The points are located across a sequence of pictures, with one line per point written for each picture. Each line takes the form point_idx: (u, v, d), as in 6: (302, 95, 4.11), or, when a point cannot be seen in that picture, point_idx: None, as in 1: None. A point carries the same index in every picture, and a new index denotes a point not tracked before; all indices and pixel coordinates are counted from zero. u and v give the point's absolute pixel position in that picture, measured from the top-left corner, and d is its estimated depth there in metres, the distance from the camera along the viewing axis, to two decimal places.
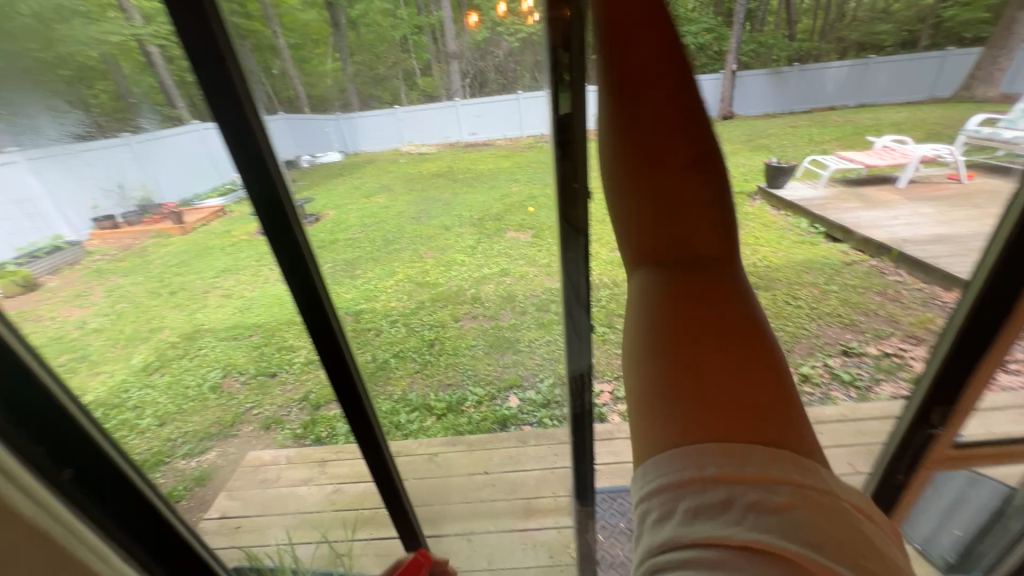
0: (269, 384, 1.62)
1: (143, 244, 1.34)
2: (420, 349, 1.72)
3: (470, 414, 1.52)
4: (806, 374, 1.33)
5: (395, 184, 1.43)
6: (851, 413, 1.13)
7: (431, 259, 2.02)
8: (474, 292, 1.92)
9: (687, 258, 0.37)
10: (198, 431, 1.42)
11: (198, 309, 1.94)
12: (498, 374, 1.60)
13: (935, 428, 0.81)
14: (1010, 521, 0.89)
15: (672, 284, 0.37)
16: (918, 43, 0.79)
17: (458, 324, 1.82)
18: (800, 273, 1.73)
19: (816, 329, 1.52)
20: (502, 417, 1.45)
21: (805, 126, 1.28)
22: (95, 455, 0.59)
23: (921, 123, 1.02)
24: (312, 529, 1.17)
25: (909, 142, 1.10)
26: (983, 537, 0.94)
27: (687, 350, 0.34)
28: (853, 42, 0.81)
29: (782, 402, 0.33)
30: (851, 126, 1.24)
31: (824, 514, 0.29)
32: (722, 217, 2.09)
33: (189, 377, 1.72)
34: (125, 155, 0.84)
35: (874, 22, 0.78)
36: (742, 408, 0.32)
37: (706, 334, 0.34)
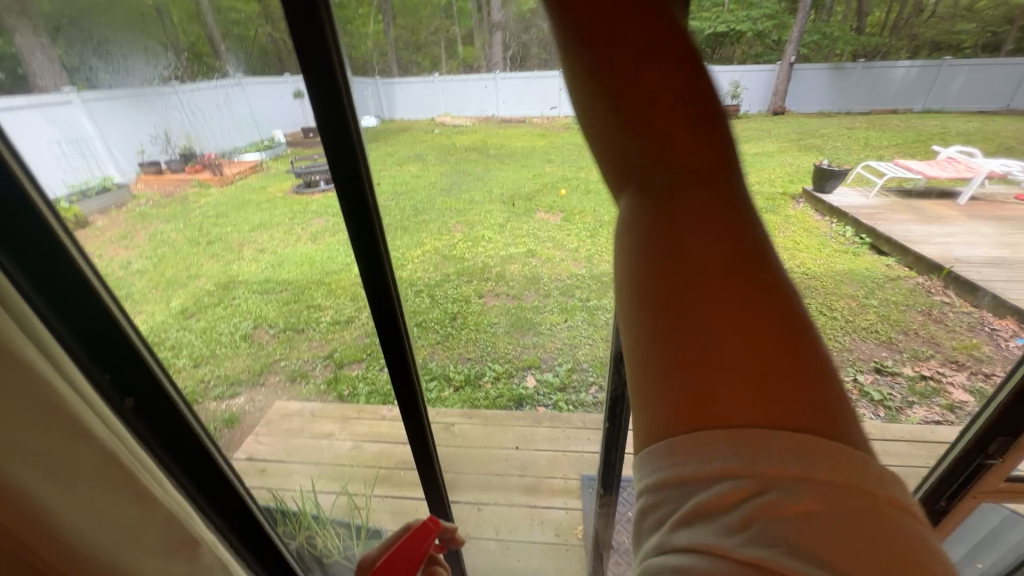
0: (297, 339, 1.70)
1: (184, 192, 1.39)
2: (441, 321, 1.73)
3: (487, 390, 1.55)
4: None
5: (429, 155, 1.43)
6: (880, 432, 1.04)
7: (460, 233, 2.03)
8: (500, 270, 1.93)
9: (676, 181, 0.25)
10: (228, 376, 1.48)
11: (233, 262, 2.01)
12: (517, 354, 1.63)
13: (991, 459, 0.72)
14: None
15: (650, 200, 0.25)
16: (1001, 47, 0.71)
17: (480, 300, 1.83)
18: (838, 284, 1.68)
19: (850, 342, 1.45)
20: (518, 396, 1.52)
21: (864, 127, 1.20)
22: (153, 389, 0.61)
23: (992, 136, 0.94)
24: (332, 481, 1.22)
25: (978, 155, 1.02)
26: (1010, 572, 0.95)
27: (692, 299, 0.23)
28: (927, 41, 0.75)
29: (822, 370, 0.22)
30: (913, 133, 1.16)
31: (885, 522, 0.20)
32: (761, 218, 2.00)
33: (222, 325, 1.79)
34: (169, 104, 0.86)
35: (953, 20, 0.71)
36: (778, 369, 0.22)
37: (714, 274, 0.23)
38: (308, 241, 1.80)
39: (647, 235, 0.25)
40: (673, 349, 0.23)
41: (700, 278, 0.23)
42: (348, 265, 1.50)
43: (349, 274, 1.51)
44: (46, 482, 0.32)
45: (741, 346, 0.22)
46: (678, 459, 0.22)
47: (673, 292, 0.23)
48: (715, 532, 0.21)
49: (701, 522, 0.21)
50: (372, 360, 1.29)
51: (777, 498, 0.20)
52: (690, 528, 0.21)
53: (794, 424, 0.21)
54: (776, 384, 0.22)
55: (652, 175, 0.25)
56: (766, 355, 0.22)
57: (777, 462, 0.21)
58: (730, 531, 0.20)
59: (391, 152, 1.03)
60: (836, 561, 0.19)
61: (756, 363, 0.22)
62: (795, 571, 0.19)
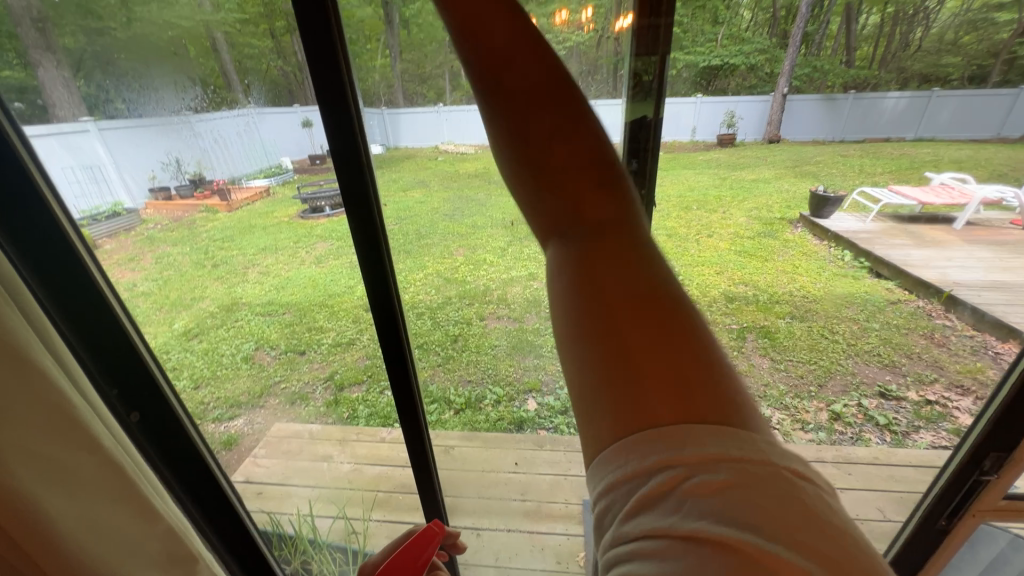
0: (298, 361, 1.68)
1: (192, 216, 1.41)
2: (443, 344, 1.70)
3: (488, 412, 1.53)
4: (837, 411, 1.28)
5: (432, 181, 1.46)
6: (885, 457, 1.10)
7: (463, 257, 1.99)
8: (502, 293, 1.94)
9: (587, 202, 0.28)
10: (228, 398, 1.46)
11: (236, 283, 2.02)
12: (518, 377, 1.57)
13: (987, 474, 0.72)
14: None
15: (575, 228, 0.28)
16: (988, 80, 0.76)
17: (482, 322, 1.88)
18: (839, 306, 1.72)
19: (853, 366, 1.44)
20: (519, 418, 1.46)
21: (858, 155, 1.22)
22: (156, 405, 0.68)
23: (985, 163, 0.95)
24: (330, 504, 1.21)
25: (971, 181, 1.01)
26: None
27: (607, 303, 0.25)
28: (915, 73, 0.79)
29: (731, 371, 0.24)
30: (907, 162, 1.18)
31: (796, 494, 0.21)
32: (760, 242, 2.01)
33: (224, 346, 1.77)
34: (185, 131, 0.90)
35: (938, 55, 0.75)
36: (684, 365, 0.24)
37: (628, 298, 0.25)
38: (313, 263, 1.89)
39: (571, 272, 0.27)
40: (598, 351, 0.24)
41: (618, 301, 0.25)
42: (351, 287, 1.50)
43: (351, 296, 1.52)
44: (44, 483, 0.36)
45: (652, 355, 0.24)
46: (619, 459, 0.22)
47: (598, 316, 0.25)
48: (659, 513, 0.21)
49: (649, 511, 0.21)
50: (374, 382, 1.28)
51: (718, 480, 0.21)
52: (635, 517, 0.21)
53: (710, 409, 0.23)
54: (685, 387, 0.23)
55: (570, 220, 0.28)
56: (669, 361, 0.24)
57: (698, 452, 0.21)
58: (672, 510, 0.21)
59: (395, 179, 1.06)
60: (771, 526, 0.20)
61: (660, 364, 0.24)
62: (738, 544, 0.19)
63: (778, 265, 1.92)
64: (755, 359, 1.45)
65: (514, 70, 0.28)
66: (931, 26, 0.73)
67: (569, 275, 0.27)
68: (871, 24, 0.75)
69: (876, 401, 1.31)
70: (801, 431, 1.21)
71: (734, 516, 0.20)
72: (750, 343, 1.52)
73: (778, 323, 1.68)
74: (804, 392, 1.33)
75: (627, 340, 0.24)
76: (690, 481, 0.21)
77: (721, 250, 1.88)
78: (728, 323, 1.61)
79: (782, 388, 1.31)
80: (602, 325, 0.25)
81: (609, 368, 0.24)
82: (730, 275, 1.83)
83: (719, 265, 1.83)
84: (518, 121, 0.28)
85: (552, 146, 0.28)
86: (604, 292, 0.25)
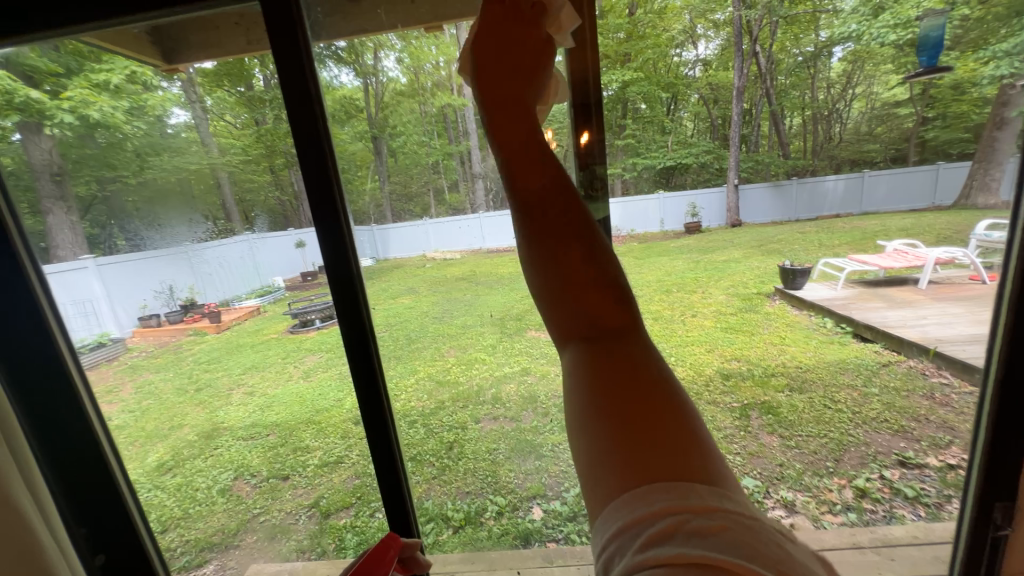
0: (280, 488, 1.48)
1: (180, 338, 1.38)
2: (438, 452, 1.57)
3: (489, 528, 1.31)
4: (860, 487, 1.18)
5: (421, 286, 1.51)
6: (923, 534, 0.93)
7: (453, 357, 2.09)
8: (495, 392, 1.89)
9: (598, 293, 0.28)
10: (197, 541, 1.27)
11: (220, 408, 1.92)
12: (519, 483, 1.45)
13: (1003, 528, 0.62)
14: None
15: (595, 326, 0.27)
16: (907, 158, 0.78)
17: (477, 425, 1.73)
18: (834, 374, 1.66)
19: (865, 435, 1.38)
20: (525, 531, 1.25)
21: (814, 230, 1.32)
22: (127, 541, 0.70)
23: (932, 228, 0.92)
24: None
25: (921, 245, 1.05)
26: None
27: (620, 377, 0.25)
28: (845, 159, 0.94)
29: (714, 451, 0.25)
30: (860, 232, 1.27)
31: (777, 543, 0.21)
32: (745, 317, 2.05)
33: (199, 479, 1.57)
34: (180, 261, 0.97)
35: (862, 142, 0.86)
36: (687, 441, 0.24)
37: (634, 382, 0.25)
38: (303, 376, 1.88)
39: (592, 359, 0.26)
40: (612, 414, 0.24)
41: (632, 392, 0.25)
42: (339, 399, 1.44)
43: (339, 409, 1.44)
44: None
45: (658, 431, 0.23)
46: (632, 501, 0.21)
47: (610, 400, 0.24)
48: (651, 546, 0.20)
49: (657, 549, 0.20)
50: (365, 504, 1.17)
51: (718, 523, 0.20)
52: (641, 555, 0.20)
53: (709, 469, 0.23)
54: (683, 453, 0.23)
55: (580, 321, 0.27)
56: (673, 432, 0.24)
57: (701, 498, 0.21)
58: (678, 543, 0.19)
59: (384, 288, 1.09)
60: (767, 571, 0.19)
61: (661, 437, 0.23)
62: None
63: (765, 338, 1.94)
64: (764, 438, 1.43)
65: (534, 181, 0.28)
66: (844, 123, 0.89)
67: (582, 370, 0.26)
68: (796, 124, 0.97)
69: (898, 471, 1.17)
70: (830, 515, 1.12)
71: (736, 552, 0.19)
72: (755, 422, 1.49)
73: (779, 397, 1.64)
74: (823, 470, 1.27)
75: (645, 413, 0.24)
76: (694, 527, 0.20)
77: (707, 328, 1.91)
78: (729, 402, 1.59)
79: (797, 467, 1.28)
80: (617, 413, 0.24)
81: (622, 427, 0.23)
82: (721, 353, 1.83)
83: (708, 343, 1.85)
84: (551, 230, 0.27)
85: (575, 256, 0.27)
86: (615, 378, 0.25)
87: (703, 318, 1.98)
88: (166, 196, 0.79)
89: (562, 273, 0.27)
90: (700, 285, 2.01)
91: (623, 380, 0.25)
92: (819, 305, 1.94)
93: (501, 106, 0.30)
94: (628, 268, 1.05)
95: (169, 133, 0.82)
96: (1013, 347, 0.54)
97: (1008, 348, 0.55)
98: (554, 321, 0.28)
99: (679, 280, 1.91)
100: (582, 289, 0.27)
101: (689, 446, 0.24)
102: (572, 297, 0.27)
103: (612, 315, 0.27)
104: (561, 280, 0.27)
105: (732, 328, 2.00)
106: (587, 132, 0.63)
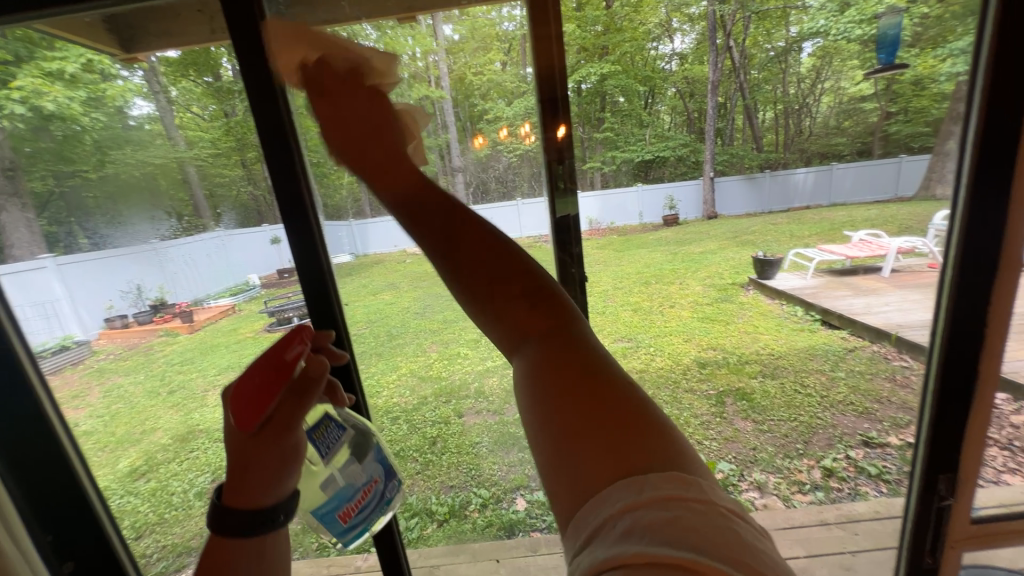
0: None
1: (151, 341, 1.32)
2: (421, 448, 1.56)
3: (474, 520, 1.35)
4: (828, 467, 1.24)
5: (401, 283, 1.49)
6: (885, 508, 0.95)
7: (436, 352, 2.03)
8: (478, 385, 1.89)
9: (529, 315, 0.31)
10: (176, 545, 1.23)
11: (195, 410, 1.86)
12: (503, 474, 1.47)
13: (946, 497, 0.65)
14: None
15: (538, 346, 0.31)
16: (873, 151, 0.81)
17: (461, 419, 1.74)
18: (804, 360, 1.73)
19: (832, 417, 1.44)
20: (509, 522, 1.29)
21: (787, 221, 1.36)
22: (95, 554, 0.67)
23: (892, 219, 0.96)
24: None
25: (884, 235, 1.05)
26: None
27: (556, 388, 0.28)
28: (815, 152, 0.96)
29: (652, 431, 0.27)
30: (828, 223, 1.32)
31: (725, 521, 0.23)
32: (720, 308, 2.10)
33: (176, 483, 1.52)
34: (147, 260, 0.92)
35: (830, 135, 0.88)
36: (622, 432, 0.27)
37: (568, 383, 0.28)
38: None
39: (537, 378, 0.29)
40: (553, 428, 0.27)
41: (567, 397, 0.28)
42: None
43: None
44: None
45: (604, 432, 0.27)
46: (595, 506, 0.24)
47: (557, 411, 0.28)
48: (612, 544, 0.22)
49: (617, 545, 0.22)
50: None
51: (671, 514, 0.23)
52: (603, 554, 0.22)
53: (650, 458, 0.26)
54: (625, 446, 0.26)
55: (527, 341, 0.31)
56: (616, 430, 0.27)
57: (653, 488, 0.24)
58: (634, 540, 0.22)
59: (365, 284, 1.07)
60: (713, 550, 0.22)
61: (610, 434, 0.26)
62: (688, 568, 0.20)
63: (740, 327, 2.00)
64: (739, 423, 1.49)
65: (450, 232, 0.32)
66: (814, 118, 0.89)
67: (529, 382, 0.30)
68: (768, 119, 0.95)
69: (862, 450, 1.22)
70: (800, 494, 1.17)
71: (685, 539, 0.22)
72: (730, 408, 1.54)
73: (752, 383, 1.70)
74: (792, 452, 1.33)
75: (577, 417, 0.27)
76: (647, 521, 0.22)
77: (685, 319, 1.96)
78: (705, 389, 1.63)
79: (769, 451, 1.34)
80: (553, 416, 0.28)
81: (565, 436, 0.27)
82: (698, 342, 1.88)
83: (686, 333, 1.90)
84: (476, 263, 0.31)
85: (491, 283, 0.31)
86: (555, 386, 0.28)
87: (680, 309, 2.03)
88: (131, 192, 0.76)
89: (490, 296, 0.31)
90: (678, 277, 2.05)
91: (561, 389, 0.28)
92: (789, 295, 2.01)
93: (332, 124, 0.37)
94: (607, 261, 1.07)
95: (130, 125, 0.77)
96: (958, 316, 0.56)
97: (953, 318, 0.57)
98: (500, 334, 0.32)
99: (657, 273, 1.94)
100: (514, 305, 0.31)
101: (629, 441, 0.26)
102: (513, 320, 0.31)
103: (546, 330, 0.31)
104: (500, 310, 0.31)
105: (707, 318, 2.05)
106: (565, 125, 0.62)
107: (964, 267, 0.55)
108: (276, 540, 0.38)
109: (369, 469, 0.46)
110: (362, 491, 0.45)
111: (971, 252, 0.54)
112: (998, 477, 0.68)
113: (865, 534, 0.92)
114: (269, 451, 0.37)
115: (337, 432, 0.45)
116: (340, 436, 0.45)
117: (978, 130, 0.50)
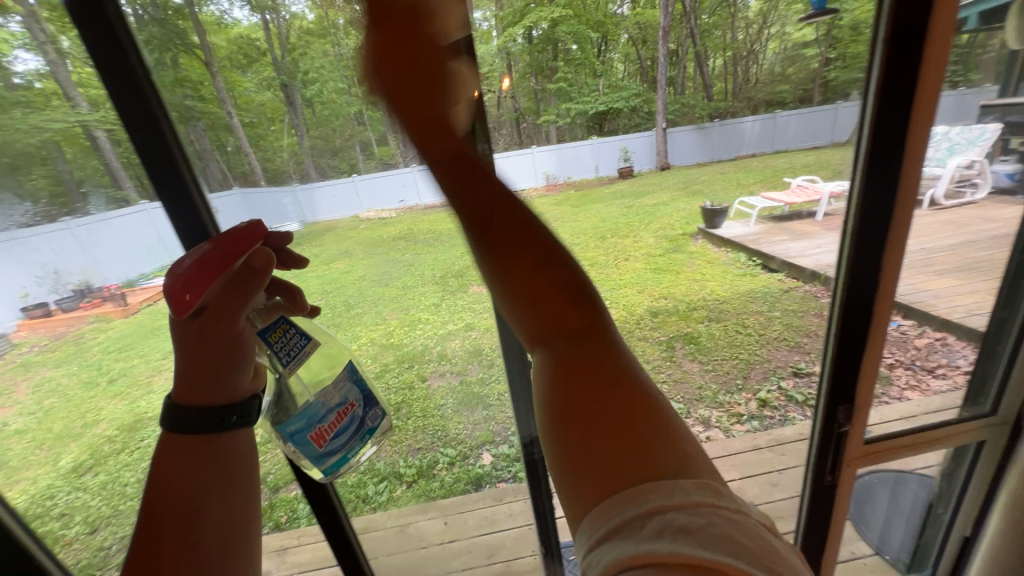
0: None
1: (77, 329, 1.19)
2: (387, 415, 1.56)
3: (443, 478, 1.39)
4: (762, 398, 1.37)
5: (355, 250, 1.44)
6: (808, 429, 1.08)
7: (395, 320, 2.04)
8: (440, 349, 1.90)
9: (568, 311, 0.36)
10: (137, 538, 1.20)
11: None
12: (469, 432, 1.51)
13: (844, 428, 0.72)
14: (938, 509, 0.93)
15: (560, 341, 0.35)
16: (811, 100, 0.84)
17: (425, 383, 1.76)
18: (744, 303, 1.86)
19: (767, 353, 1.58)
20: (476, 476, 1.33)
21: (733, 170, 1.40)
22: None
23: (829, 164, 0.96)
24: None
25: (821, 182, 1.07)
26: (926, 531, 0.97)
27: (586, 386, 0.33)
28: (761, 100, 0.98)
29: (653, 423, 0.33)
30: (770, 171, 1.38)
31: (746, 530, 0.29)
32: (671, 258, 2.18)
33: (127, 474, 1.44)
34: (63, 242, 0.82)
35: (775, 83, 0.90)
36: (634, 424, 0.32)
37: (597, 386, 0.33)
38: None
39: (553, 372, 0.34)
40: (579, 420, 0.32)
41: (593, 391, 0.33)
42: None
43: None
44: None
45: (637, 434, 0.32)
46: (627, 499, 0.29)
47: (577, 402, 0.33)
48: (642, 542, 0.27)
49: (649, 542, 0.27)
50: None
51: (699, 521, 0.28)
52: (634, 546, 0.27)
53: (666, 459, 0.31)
54: (658, 447, 0.32)
55: (554, 337, 0.36)
56: (648, 436, 0.32)
57: (681, 495, 0.29)
58: (666, 540, 0.27)
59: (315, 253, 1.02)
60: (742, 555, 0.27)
61: (625, 427, 0.32)
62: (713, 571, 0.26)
63: (688, 276, 2.11)
64: (686, 366, 1.60)
65: (496, 215, 0.35)
66: (761, 64, 0.91)
67: (552, 374, 0.34)
68: (717, 66, 0.98)
69: (792, 380, 1.36)
70: (738, 424, 1.29)
71: (718, 545, 0.27)
72: (679, 351, 1.65)
73: (699, 327, 1.82)
74: (733, 387, 1.45)
75: (604, 414, 0.32)
76: (680, 525, 0.27)
77: (638, 271, 2.04)
78: (657, 336, 1.73)
79: (712, 388, 1.45)
80: (580, 403, 0.33)
81: (585, 433, 0.32)
82: (650, 292, 1.96)
83: (639, 284, 1.99)
84: (519, 255, 0.35)
85: (530, 270, 0.35)
86: (585, 377, 0.34)
87: (635, 261, 2.10)
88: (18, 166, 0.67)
89: (531, 296, 0.36)
90: (633, 230, 2.10)
91: (582, 380, 0.34)
92: (734, 241, 2.11)
93: (387, 66, 0.34)
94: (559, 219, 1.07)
95: (16, 84, 0.67)
96: (858, 252, 0.59)
97: (855, 251, 0.59)
98: (524, 324, 0.37)
99: (612, 227, 1.97)
100: (545, 301, 0.36)
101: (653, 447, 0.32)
102: (541, 310, 0.36)
103: (574, 325, 0.36)
104: (534, 298, 0.36)
105: (660, 269, 2.13)
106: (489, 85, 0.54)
107: (867, 203, 0.56)
108: (226, 437, 0.45)
109: (344, 392, 0.48)
110: (335, 414, 0.47)
111: (875, 192, 0.55)
112: (900, 395, 0.83)
113: (790, 454, 1.03)
114: (210, 336, 0.41)
115: (296, 341, 0.47)
116: (301, 346, 0.47)
117: (882, 61, 0.49)
